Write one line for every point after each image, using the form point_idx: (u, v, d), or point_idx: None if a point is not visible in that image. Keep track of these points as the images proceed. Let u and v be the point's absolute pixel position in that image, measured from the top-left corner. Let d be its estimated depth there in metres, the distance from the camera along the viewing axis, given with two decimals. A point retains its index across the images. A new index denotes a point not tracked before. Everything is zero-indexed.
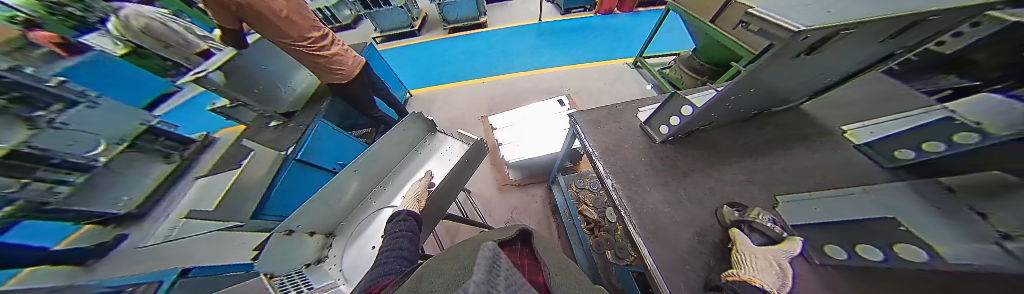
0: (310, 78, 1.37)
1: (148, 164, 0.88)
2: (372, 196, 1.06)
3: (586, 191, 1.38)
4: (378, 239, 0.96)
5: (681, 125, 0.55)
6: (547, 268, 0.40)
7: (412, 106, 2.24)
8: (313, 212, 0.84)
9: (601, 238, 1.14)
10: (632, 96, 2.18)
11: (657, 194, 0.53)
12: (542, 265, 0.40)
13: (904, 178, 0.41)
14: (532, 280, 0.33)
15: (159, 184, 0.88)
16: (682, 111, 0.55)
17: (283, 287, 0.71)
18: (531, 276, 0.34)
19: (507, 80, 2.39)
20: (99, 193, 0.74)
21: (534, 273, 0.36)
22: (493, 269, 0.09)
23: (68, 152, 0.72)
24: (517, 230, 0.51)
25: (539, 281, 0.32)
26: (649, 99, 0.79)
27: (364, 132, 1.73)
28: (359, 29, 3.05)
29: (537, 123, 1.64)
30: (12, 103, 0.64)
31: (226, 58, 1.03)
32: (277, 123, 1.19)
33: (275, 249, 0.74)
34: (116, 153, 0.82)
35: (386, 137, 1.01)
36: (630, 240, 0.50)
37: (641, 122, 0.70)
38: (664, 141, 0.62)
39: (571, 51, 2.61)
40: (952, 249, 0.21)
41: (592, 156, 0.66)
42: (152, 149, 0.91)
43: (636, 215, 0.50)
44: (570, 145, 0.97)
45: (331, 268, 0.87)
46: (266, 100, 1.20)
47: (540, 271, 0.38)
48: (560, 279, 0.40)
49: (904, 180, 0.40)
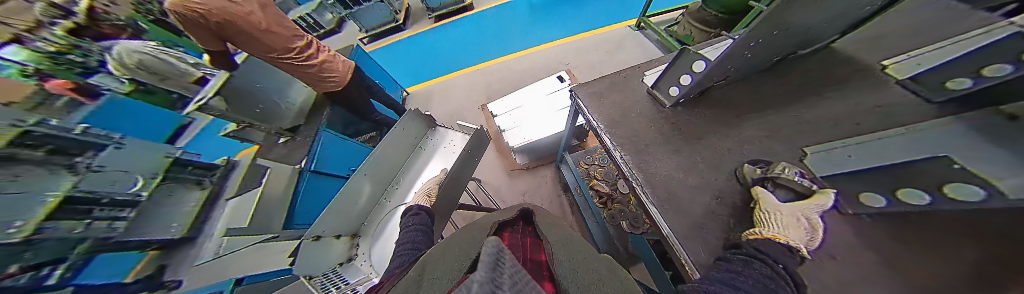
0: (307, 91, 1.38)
1: (185, 192, 0.95)
2: (387, 196, 1.10)
3: (596, 166, 1.37)
4: (398, 234, 1.03)
5: (693, 84, 0.51)
6: (549, 246, 0.41)
7: (411, 104, 2.23)
8: (335, 217, 0.90)
9: (614, 210, 1.17)
10: (637, 61, 2.05)
11: (668, 161, 0.52)
12: (544, 243, 0.41)
13: (954, 111, 0.36)
14: (532, 258, 0.35)
15: (199, 209, 0.94)
16: (693, 68, 0.49)
17: (322, 285, 0.79)
18: (527, 254, 0.36)
19: (502, 64, 2.30)
20: (148, 224, 0.81)
21: (535, 252, 0.38)
22: (496, 272, 0.08)
23: (113, 191, 0.78)
24: (518, 210, 0.53)
25: (540, 259, 0.35)
26: (654, 61, 0.74)
27: (371, 137, 1.77)
28: (344, 33, 2.96)
29: (538, 104, 1.59)
30: (51, 154, 0.70)
31: (220, 83, 1.07)
32: (285, 139, 1.23)
33: (307, 254, 0.80)
34: (155, 186, 0.89)
35: (389, 138, 1.01)
36: (643, 210, 0.50)
37: (648, 87, 0.65)
38: (675, 104, 0.58)
39: (566, 22, 2.42)
40: (1012, 181, 0.19)
41: (597, 130, 0.64)
42: (183, 177, 0.98)
43: (649, 187, 0.49)
44: (574, 122, 0.94)
45: (362, 264, 0.96)
46: (270, 118, 1.23)
47: (542, 249, 0.39)
48: (566, 258, 0.40)
49: (954, 112, 0.36)
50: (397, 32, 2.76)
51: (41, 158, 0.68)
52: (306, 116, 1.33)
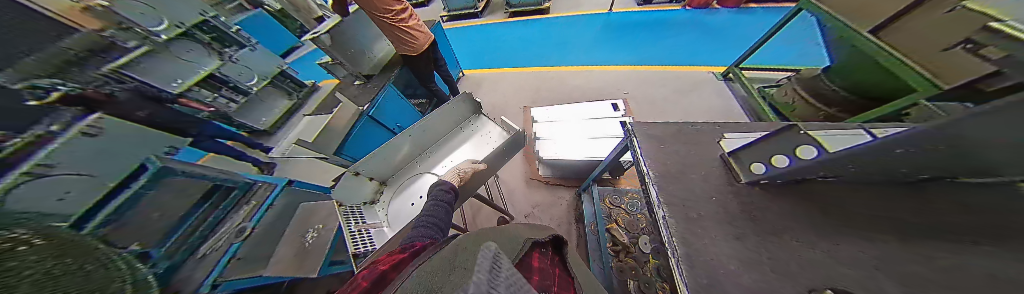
0: (387, 50, 1.59)
1: (276, 98, 1.34)
2: (418, 159, 1.20)
3: (621, 210, 1.28)
4: (418, 198, 1.10)
5: (787, 169, 0.43)
6: (580, 286, 0.39)
7: (463, 85, 2.39)
8: (375, 162, 1.02)
9: (626, 264, 1.08)
10: (708, 115, 1.81)
11: (724, 244, 0.43)
12: (575, 283, 0.40)
13: None
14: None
15: (282, 114, 1.38)
16: (799, 152, 0.41)
17: (347, 213, 0.94)
18: (557, 286, 0.35)
19: (558, 73, 2.28)
20: (251, 113, 1.23)
21: (564, 288, 0.37)
22: (493, 272, 0.08)
23: (239, 80, 1.16)
24: (550, 234, 0.51)
25: None
26: (734, 128, 0.65)
27: (421, 102, 1.96)
28: (430, 7, 3.32)
29: (582, 124, 1.54)
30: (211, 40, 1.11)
31: (333, 24, 1.24)
32: (359, 83, 1.46)
33: (346, 184, 0.96)
34: (264, 86, 1.28)
35: (438, 110, 1.11)
36: (671, 284, 0.43)
37: (724, 152, 0.59)
38: (750, 182, 0.51)
39: (639, 50, 2.27)
40: None
41: (645, 179, 0.59)
42: (280, 86, 1.38)
43: (686, 259, 0.42)
44: (617, 158, 0.89)
45: (380, 211, 1.05)
46: (356, 61, 1.41)
47: (572, 287, 0.38)
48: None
49: None
50: (474, 17, 2.97)
51: None
52: (380, 69, 1.54)
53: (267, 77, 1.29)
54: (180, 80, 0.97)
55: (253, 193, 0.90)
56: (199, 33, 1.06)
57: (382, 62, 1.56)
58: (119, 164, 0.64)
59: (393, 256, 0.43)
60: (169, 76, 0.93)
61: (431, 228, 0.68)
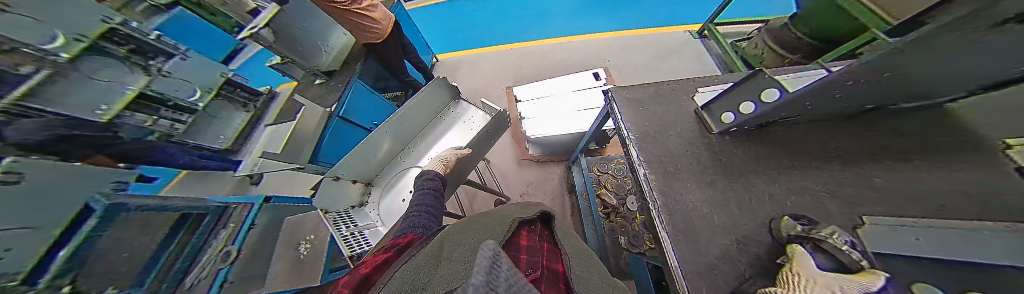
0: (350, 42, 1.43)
1: (232, 111, 1.20)
2: (402, 155, 1.16)
3: (609, 176, 1.35)
4: (408, 193, 1.10)
5: (755, 114, 0.45)
6: (566, 253, 0.42)
7: (438, 71, 2.25)
8: (353, 164, 0.97)
9: (616, 223, 1.17)
10: (685, 74, 1.86)
11: (698, 191, 0.47)
12: (561, 252, 0.42)
13: None
14: (549, 265, 0.36)
15: (243, 127, 1.24)
16: (762, 96, 0.43)
17: (334, 221, 0.92)
18: (545, 261, 0.37)
19: (536, 48, 2.20)
20: (205, 131, 1.12)
21: (553, 260, 0.39)
22: (492, 272, 0.07)
23: (178, 97, 1.02)
24: (538, 211, 0.54)
25: (557, 268, 0.36)
26: (705, 82, 0.67)
27: (396, 95, 1.83)
28: None
29: (565, 98, 1.53)
30: (131, 54, 0.91)
31: (270, 16, 1.06)
32: (320, 81, 1.32)
33: (328, 189, 0.92)
34: (211, 99, 1.14)
35: (413, 102, 1.04)
36: (653, 234, 0.47)
37: (698, 107, 0.61)
38: (722, 133, 0.54)
39: (618, 13, 2.19)
40: None
41: (625, 142, 0.61)
42: (234, 97, 1.22)
43: (665, 208, 0.46)
44: (599, 127, 0.90)
45: (371, 211, 1.04)
46: (309, 57, 1.28)
47: (559, 258, 0.40)
48: (578, 259, 0.41)
49: None
50: None
51: (121, 55, 0.88)
52: (340, 63, 1.39)
53: (213, 89, 1.13)
54: (103, 106, 0.84)
55: (229, 216, 0.88)
56: (110, 46, 0.85)
57: (342, 55, 1.41)
58: (51, 210, 0.52)
59: (378, 257, 0.43)
60: (92, 102, 0.81)
61: (420, 216, 0.69)
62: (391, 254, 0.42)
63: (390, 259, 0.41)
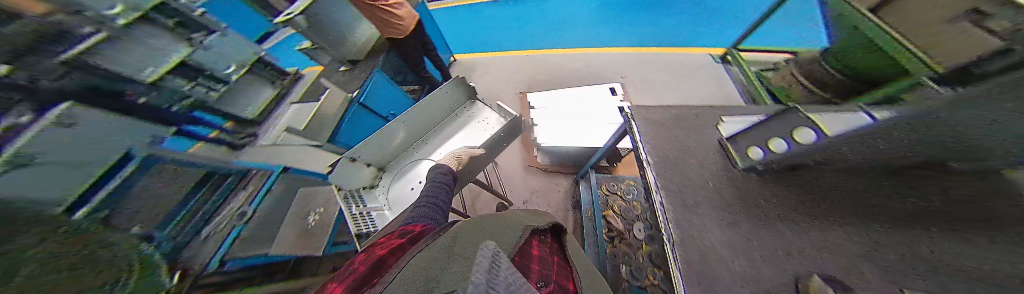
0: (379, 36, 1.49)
1: (259, 86, 1.24)
2: (415, 146, 1.19)
3: (617, 197, 1.31)
4: (419, 182, 1.10)
5: (786, 154, 0.45)
6: (574, 270, 0.40)
7: (455, 70, 2.29)
8: (370, 148, 1.00)
9: (620, 249, 1.13)
10: (708, 98, 1.79)
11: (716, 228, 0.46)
12: (570, 268, 0.41)
13: None
14: (560, 281, 0.35)
15: (270, 101, 1.30)
16: (799, 136, 0.44)
17: (346, 199, 0.95)
18: (558, 277, 0.35)
19: (554, 57, 2.19)
20: (235, 101, 1.14)
21: (562, 276, 0.37)
22: None
23: (215, 69, 1.01)
24: (551, 221, 0.53)
25: (569, 287, 0.35)
26: (737, 110, 0.67)
27: (412, 89, 1.88)
28: None
29: (580, 111, 1.56)
30: (177, 26, 0.88)
31: (305, 5, 1.11)
32: (347, 68, 1.42)
33: (343, 170, 0.96)
34: (243, 73, 1.14)
35: (432, 97, 1.07)
36: (665, 266, 0.46)
37: (726, 136, 0.62)
38: (749, 169, 0.53)
39: (640, 30, 2.14)
40: None
41: (645, 165, 0.61)
42: (262, 74, 1.25)
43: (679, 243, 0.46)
44: (614, 145, 0.89)
45: (380, 196, 1.06)
46: (337, 45, 1.34)
47: (569, 275, 0.39)
48: (586, 278, 0.40)
49: None
50: None
51: (170, 26, 0.85)
52: (365, 54, 1.46)
53: (247, 64, 1.14)
54: (150, 67, 0.82)
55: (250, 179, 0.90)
56: (162, 16, 0.83)
57: (366, 46, 1.46)
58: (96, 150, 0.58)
59: (388, 240, 0.46)
60: (139, 63, 0.78)
61: (428, 207, 0.69)
62: (406, 241, 0.44)
63: (405, 248, 0.41)
